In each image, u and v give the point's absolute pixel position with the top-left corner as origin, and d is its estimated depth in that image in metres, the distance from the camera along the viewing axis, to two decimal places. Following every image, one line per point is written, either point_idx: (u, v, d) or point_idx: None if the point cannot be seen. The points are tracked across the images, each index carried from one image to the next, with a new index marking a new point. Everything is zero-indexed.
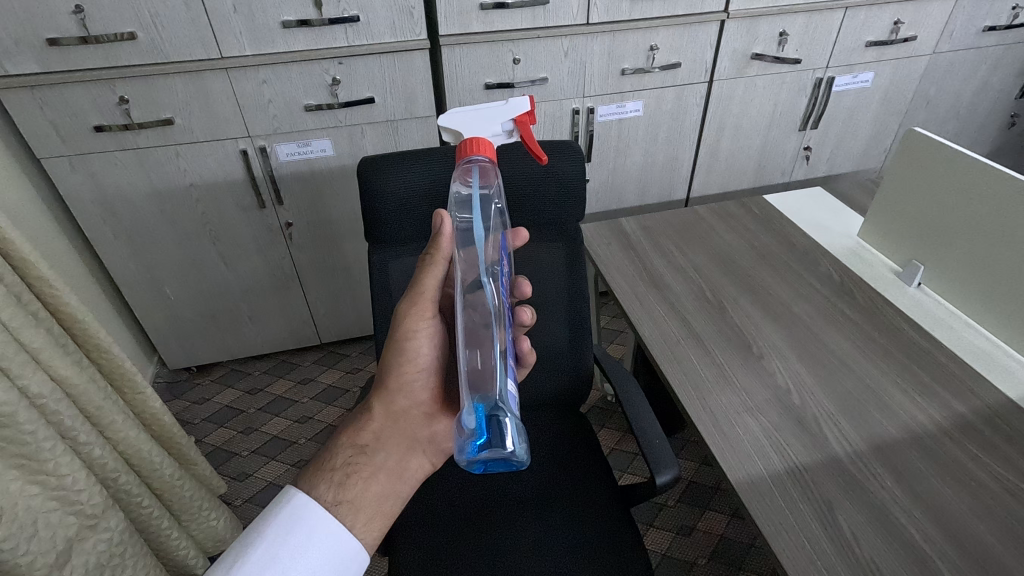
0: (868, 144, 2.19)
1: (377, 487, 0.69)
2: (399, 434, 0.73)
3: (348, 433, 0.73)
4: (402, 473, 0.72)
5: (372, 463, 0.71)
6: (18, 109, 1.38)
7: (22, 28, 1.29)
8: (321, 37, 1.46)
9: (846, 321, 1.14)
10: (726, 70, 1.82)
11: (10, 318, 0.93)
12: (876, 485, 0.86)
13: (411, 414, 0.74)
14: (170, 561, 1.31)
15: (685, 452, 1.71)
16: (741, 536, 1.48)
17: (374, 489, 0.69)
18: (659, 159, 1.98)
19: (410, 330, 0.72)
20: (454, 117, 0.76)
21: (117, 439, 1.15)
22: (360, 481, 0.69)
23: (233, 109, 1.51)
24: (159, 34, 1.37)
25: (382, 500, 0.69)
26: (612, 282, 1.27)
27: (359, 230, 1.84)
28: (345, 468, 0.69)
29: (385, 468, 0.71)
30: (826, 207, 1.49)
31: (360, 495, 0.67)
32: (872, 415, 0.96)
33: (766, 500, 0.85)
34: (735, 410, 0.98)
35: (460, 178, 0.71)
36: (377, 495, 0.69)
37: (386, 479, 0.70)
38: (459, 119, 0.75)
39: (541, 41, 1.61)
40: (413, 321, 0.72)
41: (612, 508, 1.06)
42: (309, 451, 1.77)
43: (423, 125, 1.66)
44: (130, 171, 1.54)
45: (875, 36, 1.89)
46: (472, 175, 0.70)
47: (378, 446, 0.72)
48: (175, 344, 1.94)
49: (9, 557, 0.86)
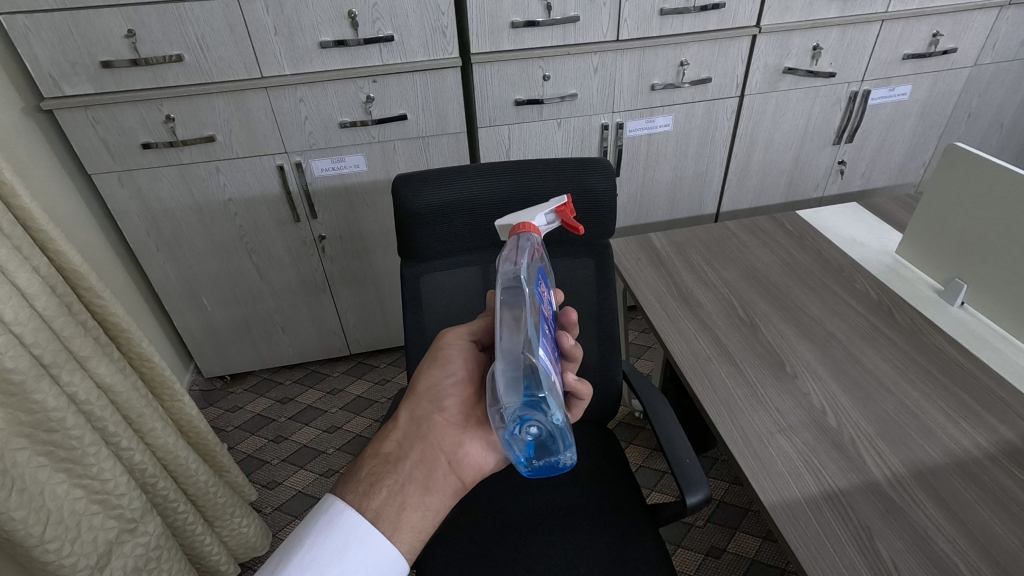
0: (906, 158, 2.13)
1: (405, 496, 0.69)
2: (426, 445, 0.75)
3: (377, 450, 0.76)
4: (428, 486, 0.72)
5: (397, 473, 0.71)
6: (72, 127, 1.46)
7: (80, 53, 1.37)
8: (357, 56, 1.51)
9: (884, 340, 1.11)
10: (757, 84, 1.80)
11: (63, 328, 0.97)
12: (917, 510, 0.83)
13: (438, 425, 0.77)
14: (202, 564, 1.34)
15: (714, 471, 1.67)
16: (773, 560, 1.44)
17: (402, 499, 0.69)
18: (689, 173, 1.96)
19: (441, 346, 0.81)
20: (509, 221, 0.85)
21: (157, 446, 1.19)
22: (386, 490, 0.69)
23: (271, 125, 1.56)
24: (204, 55, 1.43)
25: (409, 511, 0.68)
26: (641, 297, 1.26)
27: (389, 243, 1.87)
28: (371, 478, 0.71)
29: (411, 478, 0.71)
30: (862, 222, 1.46)
31: (385, 502, 0.68)
32: (912, 438, 0.93)
33: (801, 524, 0.82)
34: (767, 430, 0.96)
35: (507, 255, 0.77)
36: (401, 505, 0.68)
37: (413, 488, 0.70)
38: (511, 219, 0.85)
39: (571, 57, 1.62)
40: (445, 340, 0.81)
41: (640, 525, 1.05)
42: (338, 461, 1.79)
43: (453, 141, 1.69)
44: (175, 186, 1.60)
45: (913, 48, 1.85)
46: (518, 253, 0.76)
47: (404, 455, 0.74)
48: (211, 353, 2.00)
49: (54, 558, 0.92)
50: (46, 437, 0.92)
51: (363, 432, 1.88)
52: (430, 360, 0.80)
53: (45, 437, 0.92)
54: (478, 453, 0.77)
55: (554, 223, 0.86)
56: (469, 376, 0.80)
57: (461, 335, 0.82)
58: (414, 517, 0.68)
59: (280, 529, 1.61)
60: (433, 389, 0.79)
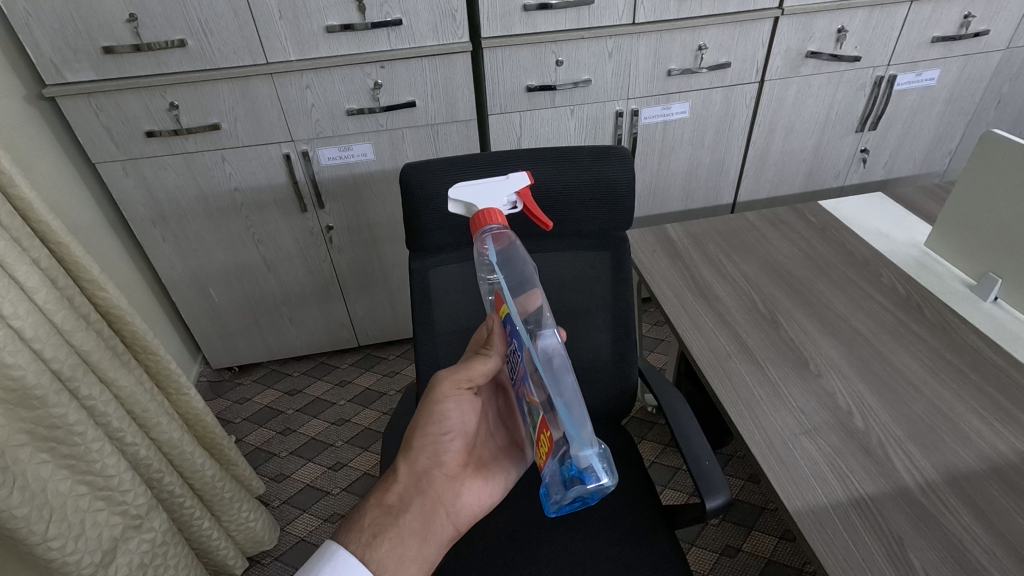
0: (931, 146, 2.06)
1: (407, 548, 0.69)
2: (425, 496, 0.74)
3: (375, 495, 0.74)
4: (428, 536, 0.71)
5: (398, 524, 0.71)
6: (75, 115, 1.43)
7: (80, 39, 1.34)
8: (365, 41, 1.46)
9: (914, 338, 1.06)
10: (778, 69, 1.74)
11: (63, 323, 0.95)
12: (952, 519, 0.79)
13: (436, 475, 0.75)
14: (209, 557, 1.33)
15: (730, 468, 1.63)
16: (790, 560, 1.41)
17: (403, 552, 0.69)
18: (705, 162, 1.91)
19: (438, 397, 0.74)
20: (464, 188, 0.88)
21: (162, 440, 1.17)
22: (387, 542, 0.69)
23: (278, 114, 1.52)
24: (208, 41, 1.39)
25: (408, 563, 0.69)
26: (658, 290, 1.22)
27: (398, 234, 1.83)
28: (372, 528, 0.70)
29: (411, 530, 0.71)
30: (887, 213, 1.40)
31: (386, 556, 0.68)
32: (944, 441, 0.89)
33: (828, 533, 0.79)
34: (791, 432, 0.92)
35: (478, 248, 0.80)
36: (401, 558, 0.68)
37: (413, 541, 0.70)
38: (468, 191, 0.88)
39: (584, 42, 1.57)
40: (444, 388, 0.74)
41: (656, 528, 1.01)
42: (347, 455, 1.77)
43: (463, 128, 1.64)
44: (180, 175, 1.57)
45: (943, 30, 1.77)
46: (488, 243, 0.79)
47: (404, 506, 0.72)
48: (218, 344, 1.98)
49: (57, 556, 0.90)
50: (48, 433, 0.90)
51: (372, 425, 1.86)
52: (427, 410, 0.75)
53: (47, 432, 0.90)
54: (474, 500, 0.77)
55: (515, 205, 0.92)
56: (466, 426, 0.77)
57: (460, 385, 0.74)
58: (413, 568, 0.69)
59: (288, 523, 1.59)
60: (429, 440, 0.76)
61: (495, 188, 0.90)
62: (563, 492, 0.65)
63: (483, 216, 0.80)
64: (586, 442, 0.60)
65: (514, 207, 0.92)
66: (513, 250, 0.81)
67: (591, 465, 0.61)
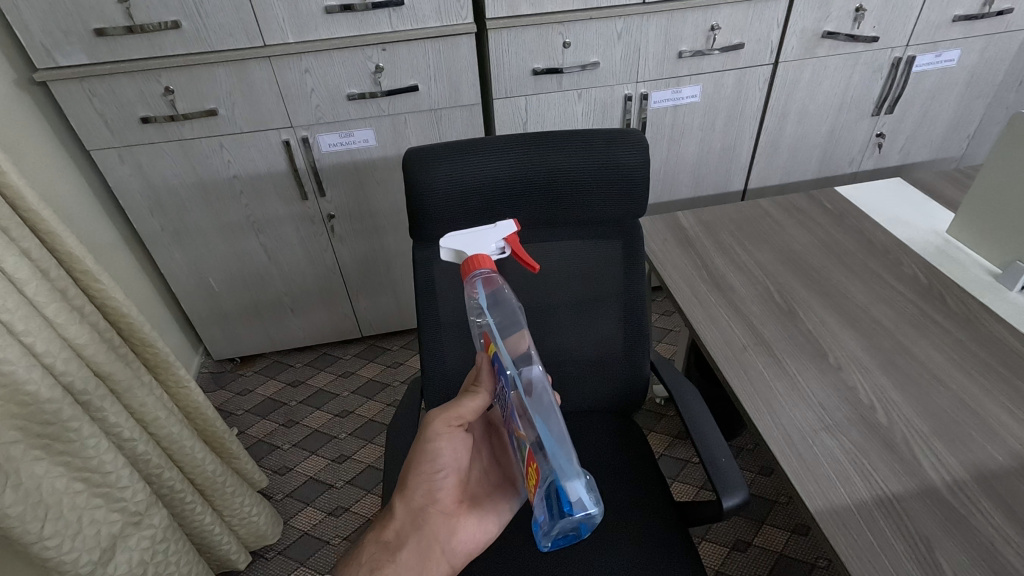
0: (949, 130, 2.00)
1: None
2: (421, 535, 0.72)
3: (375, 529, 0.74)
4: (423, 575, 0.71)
5: (394, 564, 0.70)
6: (68, 101, 1.39)
7: (71, 21, 1.29)
8: (365, 22, 1.41)
9: (937, 330, 1.02)
10: (792, 51, 1.68)
11: (56, 316, 0.92)
12: (982, 520, 0.76)
13: (433, 513, 0.72)
14: (211, 552, 1.32)
15: (740, 461, 1.60)
16: (802, 555, 1.38)
17: None
18: (716, 148, 1.86)
19: (428, 437, 0.70)
20: (453, 238, 0.83)
21: (161, 435, 1.14)
22: None
23: (276, 99, 1.48)
24: (203, 22, 1.34)
25: None
26: (669, 280, 1.18)
27: (400, 222, 1.79)
28: (369, 565, 0.71)
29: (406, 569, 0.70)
30: (906, 200, 1.35)
31: None
32: (972, 437, 0.85)
33: (852, 534, 0.75)
34: (811, 427, 0.89)
35: (468, 291, 0.77)
36: None
37: None
38: (458, 241, 0.82)
39: (592, 23, 1.51)
40: (435, 427, 0.70)
41: (669, 525, 0.99)
42: (351, 447, 1.75)
43: (467, 113, 1.60)
44: (177, 163, 1.53)
45: (964, 9, 1.70)
46: (478, 286, 0.76)
47: (400, 544, 0.71)
48: (219, 335, 1.95)
49: (54, 554, 0.88)
50: (42, 430, 0.87)
51: (375, 417, 1.84)
52: (418, 448, 0.71)
53: (41, 429, 0.87)
54: (472, 536, 0.73)
55: (504, 251, 0.85)
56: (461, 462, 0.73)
57: (452, 423, 0.71)
58: None
59: (292, 516, 1.57)
60: (423, 478, 0.72)
61: (484, 234, 0.84)
62: (552, 526, 0.63)
63: (473, 260, 0.76)
64: (573, 473, 0.59)
65: (503, 253, 0.85)
66: (501, 294, 0.79)
67: (580, 497, 0.59)
